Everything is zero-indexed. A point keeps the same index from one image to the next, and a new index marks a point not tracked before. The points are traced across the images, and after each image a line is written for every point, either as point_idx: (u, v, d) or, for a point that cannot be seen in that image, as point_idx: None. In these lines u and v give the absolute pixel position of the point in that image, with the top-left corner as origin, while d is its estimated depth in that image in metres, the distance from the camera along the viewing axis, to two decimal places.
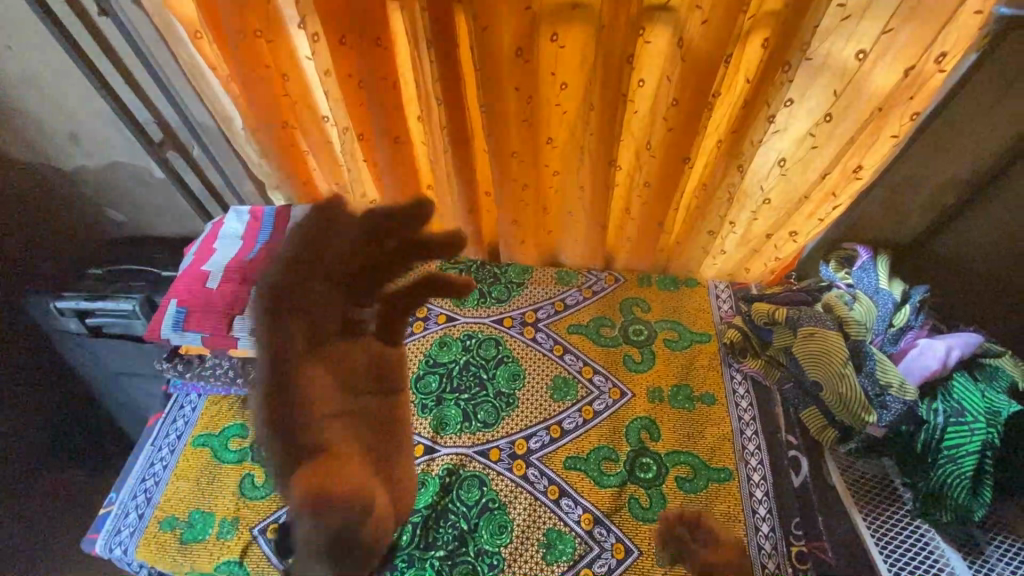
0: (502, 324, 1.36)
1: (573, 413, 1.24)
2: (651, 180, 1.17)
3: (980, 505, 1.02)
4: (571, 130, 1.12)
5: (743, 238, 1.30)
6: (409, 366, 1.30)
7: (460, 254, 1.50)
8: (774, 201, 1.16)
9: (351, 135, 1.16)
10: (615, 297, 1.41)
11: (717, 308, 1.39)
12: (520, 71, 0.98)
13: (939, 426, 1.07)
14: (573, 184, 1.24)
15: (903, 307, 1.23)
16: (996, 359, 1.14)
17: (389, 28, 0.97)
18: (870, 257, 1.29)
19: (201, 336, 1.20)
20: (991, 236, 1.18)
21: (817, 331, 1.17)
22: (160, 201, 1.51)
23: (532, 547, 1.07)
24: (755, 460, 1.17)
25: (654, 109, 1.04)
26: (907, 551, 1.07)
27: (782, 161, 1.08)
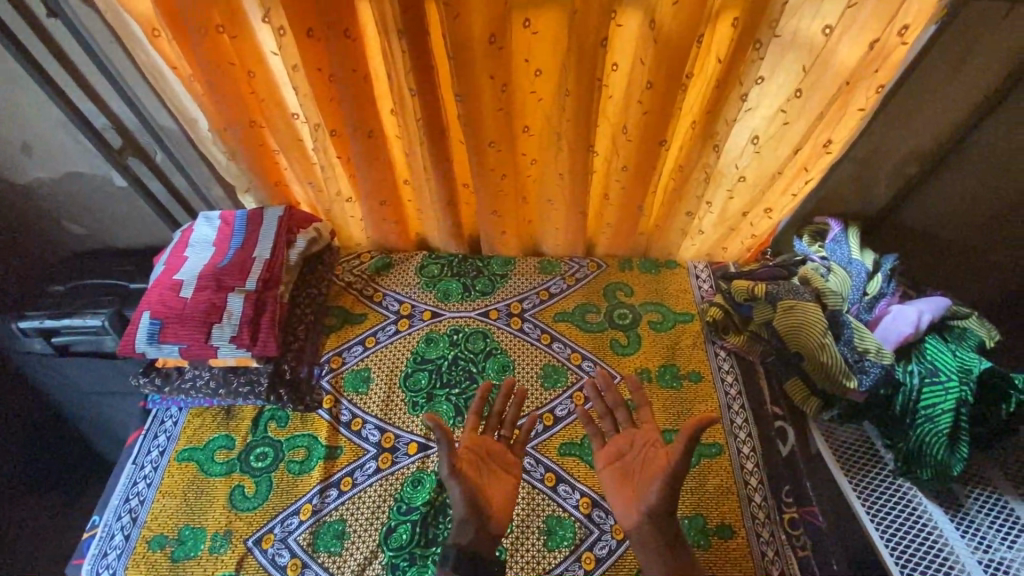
0: (488, 317, 1.36)
1: (565, 400, 1.25)
2: (629, 165, 1.18)
3: (958, 460, 1.06)
4: (548, 118, 1.12)
5: (720, 218, 1.32)
6: (397, 365, 1.29)
7: (441, 249, 1.49)
8: (749, 178, 1.18)
9: (324, 132, 1.13)
10: (598, 284, 1.43)
11: (697, 289, 1.42)
12: (493, 58, 0.98)
13: (915, 388, 1.11)
14: (552, 173, 1.24)
15: (875, 276, 1.27)
16: (963, 320, 1.19)
17: (357, 19, 0.94)
18: (841, 230, 1.34)
19: (179, 347, 1.16)
20: (952, 202, 1.24)
21: (797, 304, 1.19)
22: (122, 211, 1.45)
23: (533, 536, 1.07)
24: (744, 433, 1.20)
25: (629, 92, 1.05)
26: (890, 509, 1.11)
27: (755, 139, 1.10)
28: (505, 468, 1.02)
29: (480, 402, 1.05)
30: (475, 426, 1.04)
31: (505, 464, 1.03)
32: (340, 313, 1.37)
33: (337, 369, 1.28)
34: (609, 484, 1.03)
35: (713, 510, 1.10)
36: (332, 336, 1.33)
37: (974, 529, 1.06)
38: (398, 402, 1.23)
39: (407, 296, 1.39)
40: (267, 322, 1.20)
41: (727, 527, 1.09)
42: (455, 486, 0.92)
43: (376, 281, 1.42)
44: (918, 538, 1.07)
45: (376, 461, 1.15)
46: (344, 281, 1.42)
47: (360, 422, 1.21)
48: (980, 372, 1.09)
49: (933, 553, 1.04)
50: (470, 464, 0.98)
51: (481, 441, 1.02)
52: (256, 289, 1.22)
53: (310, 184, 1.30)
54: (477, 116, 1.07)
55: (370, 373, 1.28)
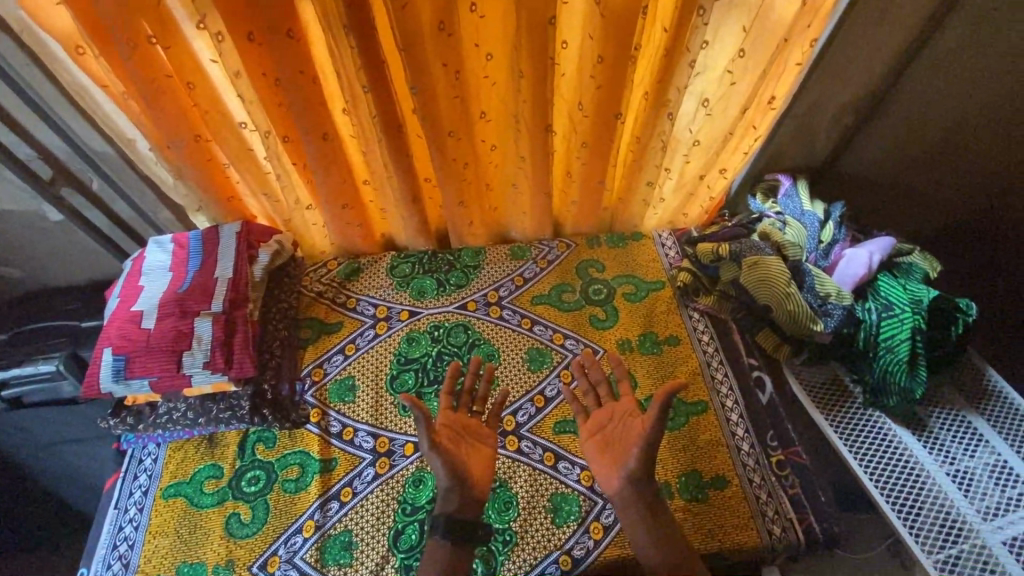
0: (466, 309, 1.36)
1: (553, 380, 1.26)
2: (589, 141, 1.20)
3: (919, 383, 1.15)
4: (505, 103, 1.12)
5: (679, 184, 1.36)
6: (381, 368, 1.27)
7: (409, 247, 1.48)
8: (702, 142, 1.23)
9: (274, 139, 1.10)
10: (570, 263, 1.46)
11: (664, 257, 1.46)
12: (443, 46, 0.96)
13: (874, 323, 1.19)
14: (514, 157, 1.25)
15: (827, 224, 1.34)
16: (909, 257, 1.29)
17: (300, 17, 0.91)
18: (791, 184, 1.41)
19: (149, 381, 1.11)
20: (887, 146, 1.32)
21: (760, 258, 1.24)
22: (62, 248, 1.36)
23: (541, 515, 1.09)
24: (725, 387, 1.26)
25: (580, 68, 1.06)
26: (864, 437, 1.19)
27: (705, 102, 1.14)
28: (481, 441, 1.02)
29: (451, 382, 1.05)
30: (449, 404, 1.03)
31: (482, 437, 1.03)
32: (315, 324, 1.33)
33: (319, 381, 1.25)
34: (592, 454, 1.04)
35: (707, 464, 1.15)
36: (309, 348, 1.30)
37: (938, 445, 1.16)
38: (387, 405, 1.22)
39: (382, 299, 1.37)
40: (239, 343, 1.16)
41: (722, 478, 1.14)
42: (436, 460, 0.93)
43: (347, 287, 1.39)
44: (892, 459, 1.15)
45: (374, 467, 1.14)
46: (314, 292, 1.38)
47: (352, 431, 1.19)
48: (928, 303, 1.17)
49: (907, 471, 1.13)
50: (449, 440, 0.98)
51: (458, 417, 1.02)
52: (223, 310, 1.18)
53: (265, 195, 1.25)
54: (432, 107, 1.06)
55: (354, 381, 1.25)
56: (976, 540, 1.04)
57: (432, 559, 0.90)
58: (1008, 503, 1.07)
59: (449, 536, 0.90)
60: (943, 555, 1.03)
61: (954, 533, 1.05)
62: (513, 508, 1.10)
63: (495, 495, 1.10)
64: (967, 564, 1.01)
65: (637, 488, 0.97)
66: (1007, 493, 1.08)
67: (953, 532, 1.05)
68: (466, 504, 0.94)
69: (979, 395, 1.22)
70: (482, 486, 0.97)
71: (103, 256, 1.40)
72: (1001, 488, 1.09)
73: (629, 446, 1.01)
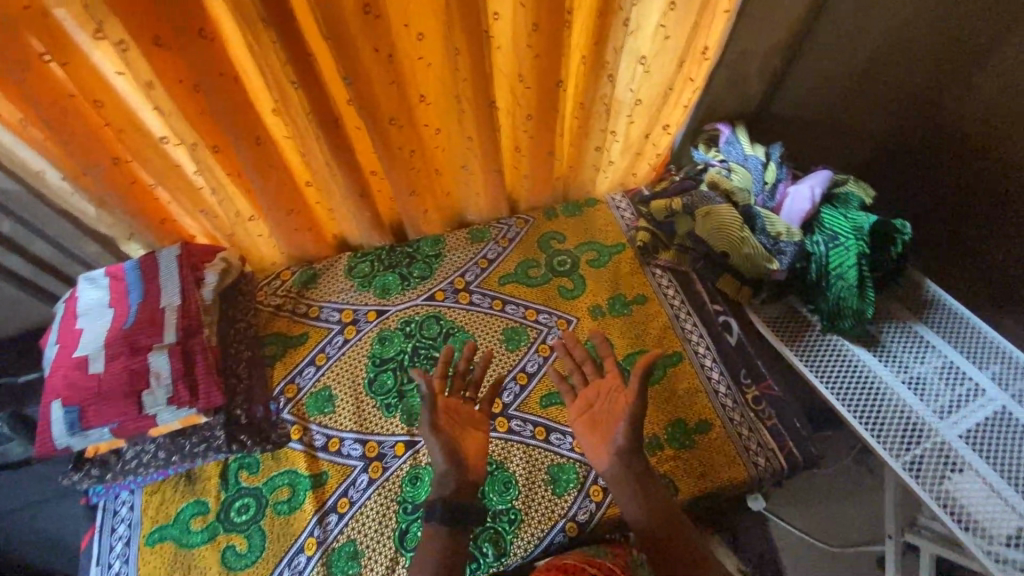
0: (435, 300, 1.33)
1: (532, 356, 1.27)
2: (534, 112, 1.18)
3: (869, 303, 1.23)
4: (443, 84, 1.08)
5: (626, 145, 1.37)
6: (357, 373, 1.24)
7: (365, 245, 1.43)
8: (644, 100, 1.23)
9: (203, 150, 1.02)
10: (531, 238, 1.45)
11: (621, 219, 1.48)
12: (371, 30, 0.91)
13: (823, 256, 1.25)
14: (459, 138, 1.21)
15: (769, 165, 1.39)
16: (844, 187, 1.40)
17: (211, 15, 0.84)
18: (731, 131, 1.44)
19: (109, 429, 1.04)
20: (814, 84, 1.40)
21: (711, 210, 1.28)
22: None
23: (541, 488, 1.11)
24: (696, 336, 1.30)
25: (516, 39, 1.03)
26: (827, 361, 1.26)
27: (643, 60, 1.14)
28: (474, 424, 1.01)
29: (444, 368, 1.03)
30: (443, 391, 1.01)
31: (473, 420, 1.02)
32: (279, 340, 1.27)
33: (294, 398, 1.20)
34: (581, 432, 1.06)
35: (690, 412, 1.20)
36: (278, 365, 1.24)
37: (892, 357, 1.25)
38: (370, 409, 1.19)
39: (345, 303, 1.33)
40: (203, 369, 1.11)
41: (704, 422, 1.19)
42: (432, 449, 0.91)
43: (306, 296, 1.33)
44: (855, 377, 1.23)
45: (367, 473, 1.12)
46: (272, 306, 1.32)
47: (338, 442, 1.15)
48: (869, 228, 1.25)
49: (869, 385, 1.22)
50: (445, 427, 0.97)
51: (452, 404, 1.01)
52: (177, 340, 1.11)
53: (201, 212, 1.17)
54: (369, 96, 1.02)
55: (331, 391, 1.22)
56: (936, 437, 1.13)
57: (442, 549, 0.90)
58: (958, 400, 1.18)
59: (457, 525, 0.90)
60: (910, 456, 1.11)
61: (917, 435, 1.13)
62: (514, 488, 1.11)
63: (495, 480, 1.11)
64: (931, 460, 1.10)
65: (628, 454, 1.00)
66: (956, 390, 1.19)
67: (916, 434, 1.14)
68: (464, 491, 0.94)
69: (920, 306, 1.33)
70: (481, 471, 0.97)
71: (26, 303, 1.28)
72: (950, 387, 1.19)
73: (617, 424, 1.03)
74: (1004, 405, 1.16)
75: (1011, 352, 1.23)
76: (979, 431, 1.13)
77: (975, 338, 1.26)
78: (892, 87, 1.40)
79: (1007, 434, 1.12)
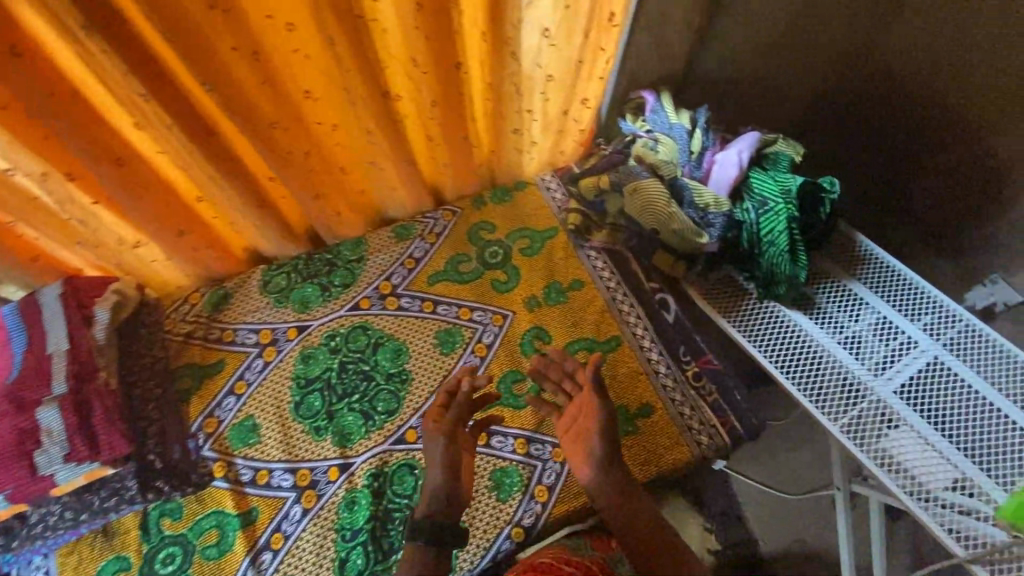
0: (360, 309, 1.25)
1: (468, 358, 1.21)
2: (438, 99, 1.09)
3: (801, 268, 1.21)
4: (328, 78, 0.97)
5: (546, 123, 1.28)
6: (282, 398, 1.16)
7: (280, 257, 1.33)
8: (556, 76, 1.13)
9: (58, 178, 0.90)
10: (459, 231, 1.37)
11: (552, 201, 1.42)
12: (226, 25, 0.80)
13: (754, 222, 1.23)
14: (361, 134, 1.11)
15: (695, 134, 1.32)
16: (774, 146, 1.36)
17: (20, 25, 0.71)
18: (656, 98, 1.37)
19: (4, 494, 0.96)
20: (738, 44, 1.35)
21: (637, 183, 1.22)
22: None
23: (484, 496, 1.07)
24: (634, 317, 1.27)
25: (401, 21, 0.92)
26: (765, 329, 1.25)
27: (547, 32, 1.02)
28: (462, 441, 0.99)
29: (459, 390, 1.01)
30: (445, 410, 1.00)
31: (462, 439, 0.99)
32: (193, 371, 1.18)
33: (215, 432, 1.12)
34: (563, 450, 1.03)
35: (631, 397, 1.17)
36: (194, 399, 1.15)
37: (828, 318, 1.25)
38: (298, 434, 1.12)
39: (261, 322, 1.24)
40: (102, 419, 1.00)
41: (646, 405, 1.17)
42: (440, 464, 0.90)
43: (219, 319, 1.23)
44: (793, 342, 1.22)
45: (300, 504, 1.06)
46: (182, 335, 1.21)
47: (266, 473, 1.09)
48: (796, 191, 1.22)
49: (807, 349, 1.21)
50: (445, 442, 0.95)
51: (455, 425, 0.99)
52: (69, 390, 1.00)
53: (82, 243, 1.06)
54: (240, 99, 0.92)
55: (256, 420, 1.14)
56: (872, 396, 1.14)
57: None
58: (892, 354, 1.18)
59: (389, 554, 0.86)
60: (847, 418, 1.12)
61: (853, 396, 1.14)
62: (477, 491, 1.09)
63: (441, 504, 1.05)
64: (868, 419, 1.11)
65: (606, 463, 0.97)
66: (889, 345, 1.20)
67: (852, 394, 1.14)
68: (426, 513, 0.89)
69: (854, 261, 1.32)
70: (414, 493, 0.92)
71: None
72: (884, 342, 1.20)
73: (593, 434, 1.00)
74: (936, 354, 1.17)
75: (941, 300, 1.24)
76: (912, 384, 1.14)
77: (907, 289, 1.27)
78: (813, 38, 1.37)
79: (938, 384, 1.14)
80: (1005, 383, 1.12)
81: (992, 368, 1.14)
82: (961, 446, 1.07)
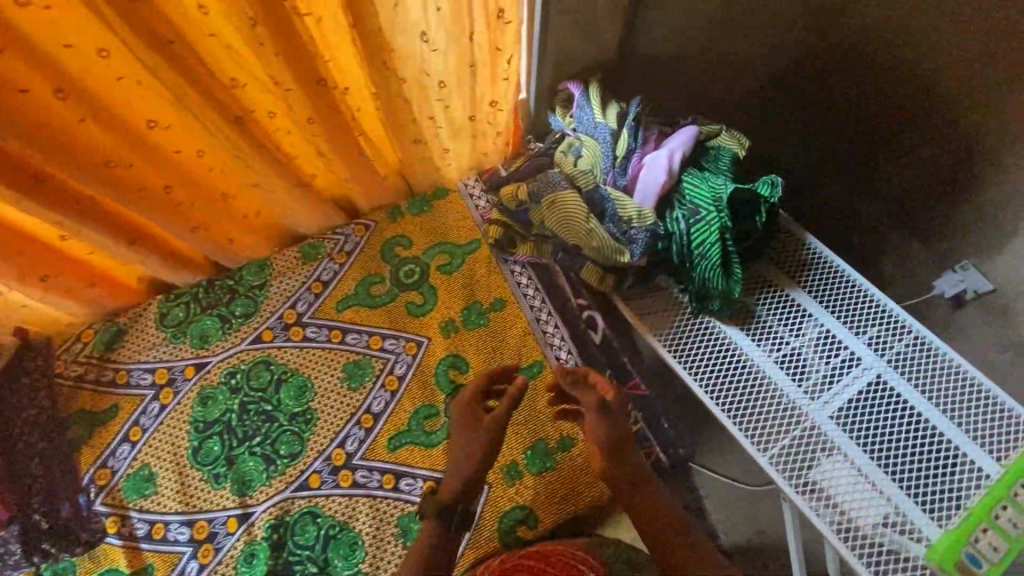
0: (262, 341, 1.17)
1: (379, 392, 1.13)
2: (314, 116, 0.96)
3: (737, 282, 1.11)
4: (172, 105, 0.85)
5: (454, 129, 1.14)
6: (179, 444, 1.10)
7: (177, 285, 1.23)
8: (449, 82, 0.99)
9: None
10: (372, 248, 1.26)
11: (475, 209, 1.30)
12: (15, 61, 0.68)
13: (684, 232, 1.11)
14: (233, 159, 0.99)
15: (621, 134, 1.17)
16: (717, 139, 1.22)
17: None
18: (582, 91, 1.22)
19: None
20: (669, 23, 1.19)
21: (554, 196, 1.12)
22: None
23: (390, 544, 1.02)
24: (558, 339, 1.18)
25: (242, 38, 0.79)
26: (697, 348, 1.15)
27: (425, 35, 0.89)
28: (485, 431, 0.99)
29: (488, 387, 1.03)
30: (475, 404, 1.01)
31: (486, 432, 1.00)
32: (84, 418, 1.11)
33: (108, 484, 1.06)
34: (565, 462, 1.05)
35: (551, 430, 1.10)
36: (85, 449, 1.09)
37: (766, 333, 1.15)
38: (196, 483, 1.07)
39: (156, 361, 1.15)
40: None
41: (567, 438, 1.09)
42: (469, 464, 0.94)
43: (111, 359, 1.15)
44: (727, 362, 1.14)
45: (197, 559, 1.01)
46: (71, 378, 1.14)
47: (162, 527, 1.04)
48: (730, 197, 1.10)
49: (741, 370, 1.12)
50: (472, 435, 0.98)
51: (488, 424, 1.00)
52: None
53: None
54: (63, 141, 0.79)
55: (151, 469, 1.08)
56: (806, 422, 1.06)
57: None
58: (831, 374, 1.10)
59: None
60: (777, 448, 1.05)
61: (785, 422, 1.07)
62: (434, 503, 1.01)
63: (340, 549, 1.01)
64: (799, 448, 1.04)
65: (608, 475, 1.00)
66: (829, 363, 1.11)
67: (785, 420, 1.07)
68: None
69: (799, 266, 1.21)
70: None
71: None
72: (824, 360, 1.11)
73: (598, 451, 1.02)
74: (878, 372, 1.09)
75: (890, 309, 1.14)
76: (850, 408, 1.06)
77: (853, 297, 1.16)
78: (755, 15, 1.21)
79: (877, 406, 1.06)
80: (949, 404, 1.04)
81: (937, 386, 1.06)
82: (895, 475, 1.00)
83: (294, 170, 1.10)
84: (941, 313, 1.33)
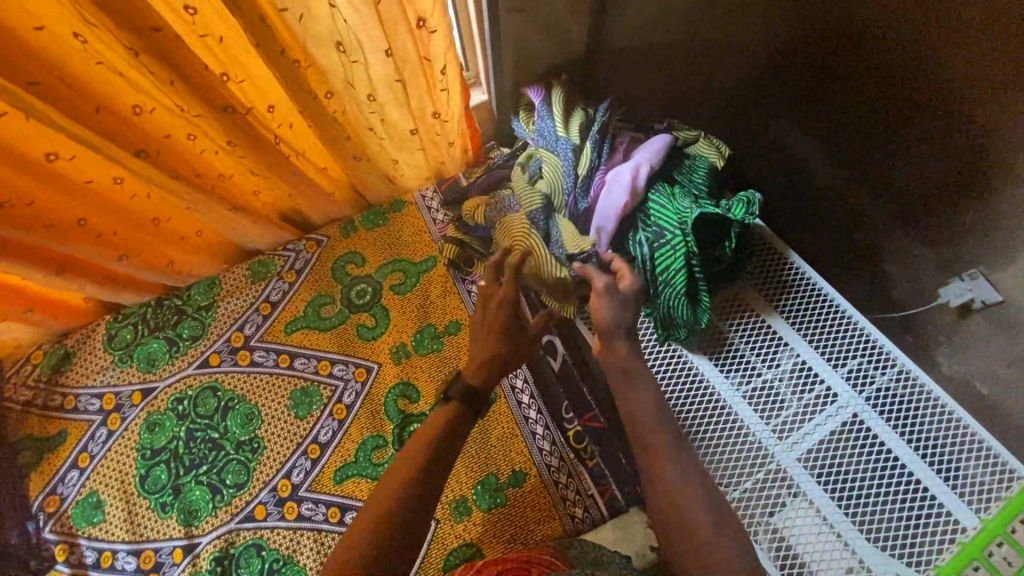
0: (209, 366, 1.14)
1: (326, 421, 1.10)
2: (234, 139, 0.89)
3: (704, 311, 1.02)
4: (69, 137, 0.78)
5: (400, 143, 1.06)
6: (126, 471, 1.08)
7: (125, 305, 1.19)
8: (380, 96, 0.91)
9: None
10: (323, 267, 1.21)
11: (432, 224, 1.23)
12: None
13: (647, 256, 1.02)
14: (155, 185, 0.93)
15: (585, 148, 1.07)
16: (692, 147, 1.11)
17: None
18: (543, 99, 1.12)
19: None
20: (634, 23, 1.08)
21: (504, 222, 1.08)
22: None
23: None
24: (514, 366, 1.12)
25: (130, 68, 0.72)
26: (661, 379, 1.08)
27: (340, 45, 0.80)
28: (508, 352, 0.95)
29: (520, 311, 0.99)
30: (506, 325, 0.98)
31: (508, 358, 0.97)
32: (33, 444, 1.11)
33: (57, 511, 1.06)
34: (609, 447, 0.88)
35: (502, 463, 1.06)
36: (35, 476, 1.09)
37: (736, 364, 1.07)
38: (143, 512, 1.06)
39: (104, 386, 1.14)
40: None
41: (518, 472, 1.05)
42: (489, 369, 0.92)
43: (60, 383, 1.14)
44: (692, 395, 1.06)
45: None
46: (21, 402, 1.13)
47: (110, 555, 1.04)
48: (697, 218, 1.00)
49: (706, 404, 1.05)
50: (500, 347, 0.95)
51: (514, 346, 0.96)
52: None
53: None
54: None
55: (99, 497, 1.07)
56: (771, 464, 0.99)
57: None
58: (804, 412, 1.02)
59: None
60: (737, 492, 0.99)
61: (749, 462, 1.00)
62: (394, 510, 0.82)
63: None
64: (761, 491, 0.98)
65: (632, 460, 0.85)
66: (803, 399, 1.03)
67: (748, 460, 1.00)
68: None
69: (778, 289, 1.11)
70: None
71: None
72: (797, 395, 1.03)
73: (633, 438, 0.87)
74: (856, 412, 1.00)
75: (875, 340, 1.04)
76: (820, 450, 0.99)
77: (836, 326, 1.07)
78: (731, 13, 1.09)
79: (851, 450, 0.98)
80: (933, 450, 0.95)
81: (921, 430, 0.96)
82: (864, 527, 0.93)
83: (228, 192, 1.03)
84: (946, 323, 1.15)
